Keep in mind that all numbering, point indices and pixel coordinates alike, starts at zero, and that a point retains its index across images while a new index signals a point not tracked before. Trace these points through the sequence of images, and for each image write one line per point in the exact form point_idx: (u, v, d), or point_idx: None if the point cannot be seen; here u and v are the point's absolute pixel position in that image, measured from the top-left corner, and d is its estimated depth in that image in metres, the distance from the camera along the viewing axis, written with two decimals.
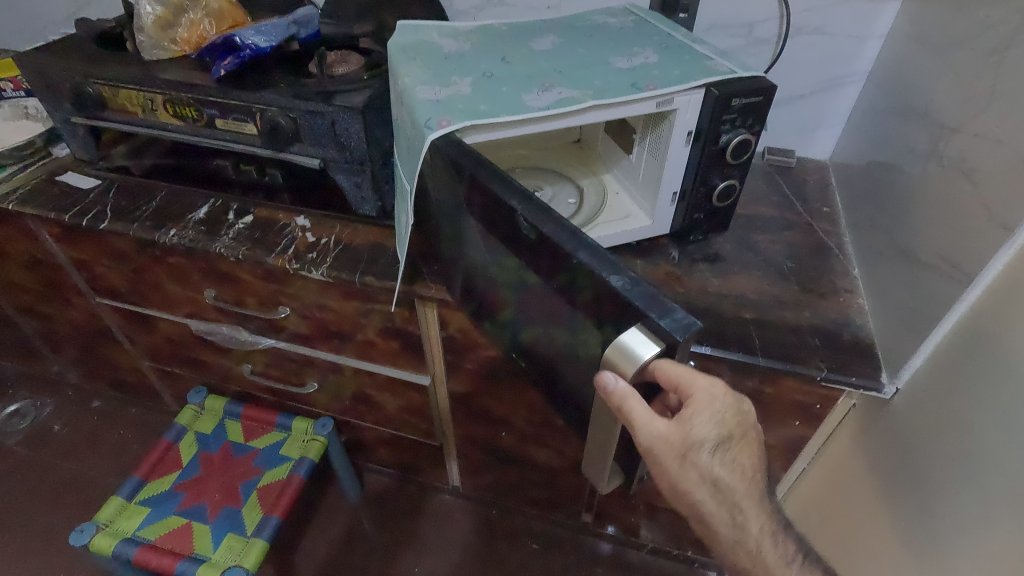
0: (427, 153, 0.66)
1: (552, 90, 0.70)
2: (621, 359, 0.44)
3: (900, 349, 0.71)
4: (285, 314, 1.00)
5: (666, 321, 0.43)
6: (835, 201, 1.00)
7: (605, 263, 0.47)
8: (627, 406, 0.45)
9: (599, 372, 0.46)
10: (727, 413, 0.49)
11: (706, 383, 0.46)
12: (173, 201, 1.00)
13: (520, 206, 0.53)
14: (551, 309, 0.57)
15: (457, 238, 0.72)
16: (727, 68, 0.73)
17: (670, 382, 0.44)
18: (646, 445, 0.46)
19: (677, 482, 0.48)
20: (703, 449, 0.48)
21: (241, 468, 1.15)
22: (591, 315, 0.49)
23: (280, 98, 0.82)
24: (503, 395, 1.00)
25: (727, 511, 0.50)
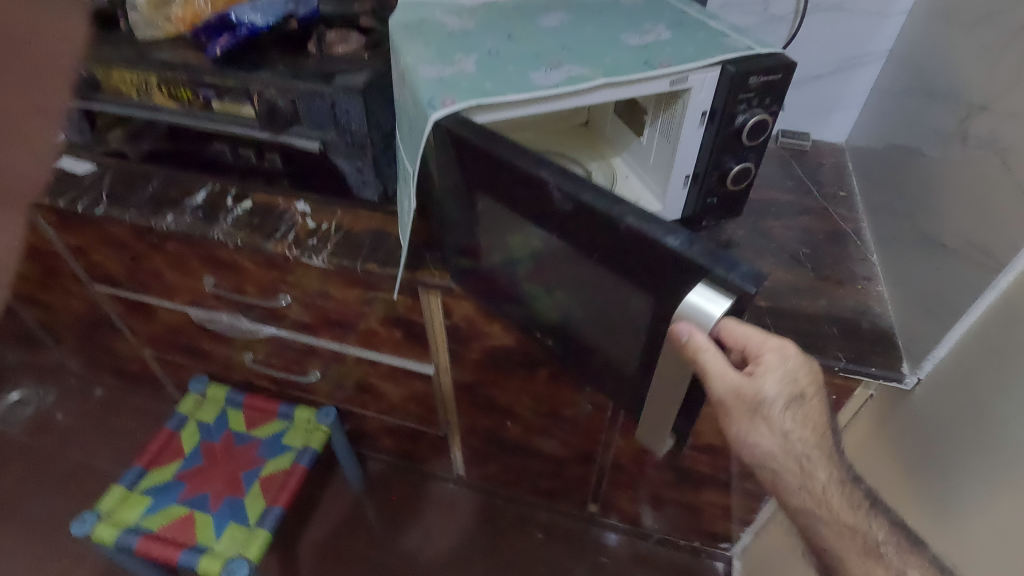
0: (431, 135, 0.63)
1: (561, 68, 0.66)
2: (695, 317, 0.49)
3: (922, 338, 0.68)
4: (286, 302, 0.98)
5: (734, 273, 0.47)
6: (852, 185, 0.97)
7: (658, 226, 0.51)
8: (702, 358, 0.49)
9: (673, 324, 0.50)
10: (793, 372, 0.54)
11: (771, 342, 0.52)
12: (170, 186, 0.97)
13: (553, 178, 0.56)
14: (600, 281, 0.61)
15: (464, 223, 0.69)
16: (743, 45, 0.70)
17: (740, 338, 0.50)
18: (720, 395, 0.51)
19: (746, 435, 0.53)
20: (773, 403, 0.52)
21: (244, 458, 1.14)
22: (647, 282, 0.54)
23: (277, 78, 0.79)
24: (509, 385, 0.97)
25: (794, 463, 0.52)
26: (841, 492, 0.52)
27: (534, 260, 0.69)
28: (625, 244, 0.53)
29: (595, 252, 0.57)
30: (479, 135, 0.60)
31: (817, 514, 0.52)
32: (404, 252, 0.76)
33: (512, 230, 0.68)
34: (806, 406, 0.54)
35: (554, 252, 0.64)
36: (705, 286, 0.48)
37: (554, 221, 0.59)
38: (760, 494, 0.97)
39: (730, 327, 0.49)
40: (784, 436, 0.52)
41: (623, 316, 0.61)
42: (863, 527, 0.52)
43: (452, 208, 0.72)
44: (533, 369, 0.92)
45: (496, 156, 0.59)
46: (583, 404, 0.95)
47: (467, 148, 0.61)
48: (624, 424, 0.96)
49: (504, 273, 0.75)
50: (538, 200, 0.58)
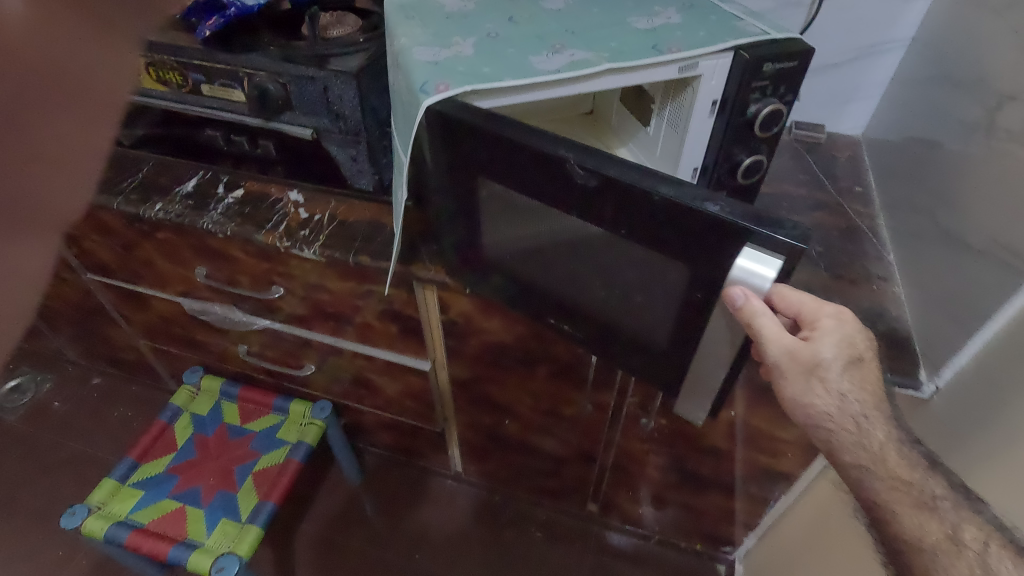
0: (424, 121, 0.60)
1: (564, 51, 0.63)
2: (748, 281, 0.50)
3: (942, 343, 0.65)
4: (279, 294, 0.95)
5: (774, 236, 0.47)
6: (869, 180, 0.93)
7: (693, 196, 0.51)
8: (757, 321, 0.50)
9: (726, 290, 0.51)
10: (852, 336, 0.54)
11: (826, 309, 0.55)
12: (161, 173, 0.94)
13: (571, 155, 0.55)
14: (626, 254, 0.60)
15: None
16: (758, 30, 0.66)
17: (792, 302, 0.55)
18: (775, 356, 0.52)
19: (801, 397, 0.53)
20: (831, 365, 0.53)
21: (237, 451, 1.12)
22: (684, 248, 0.53)
23: (268, 61, 0.76)
24: (507, 381, 0.94)
25: (850, 422, 0.52)
26: (899, 450, 0.51)
27: (548, 245, 0.67)
28: (655, 213, 0.53)
29: (621, 227, 0.56)
30: (476, 123, 0.57)
31: (871, 470, 0.51)
32: (396, 254, 0.73)
33: (524, 219, 0.66)
34: (863, 368, 0.54)
35: (575, 228, 0.61)
36: (752, 247, 0.48)
37: (576, 195, 0.57)
38: (764, 498, 0.94)
39: (783, 294, 0.54)
40: (840, 395, 0.52)
41: (648, 281, 0.61)
42: (919, 481, 0.49)
43: (451, 198, 0.69)
44: (532, 366, 0.89)
45: (505, 137, 0.56)
46: (583, 403, 0.92)
47: (468, 134, 0.58)
48: (626, 423, 0.93)
49: (511, 262, 0.72)
50: (556, 180, 0.57)
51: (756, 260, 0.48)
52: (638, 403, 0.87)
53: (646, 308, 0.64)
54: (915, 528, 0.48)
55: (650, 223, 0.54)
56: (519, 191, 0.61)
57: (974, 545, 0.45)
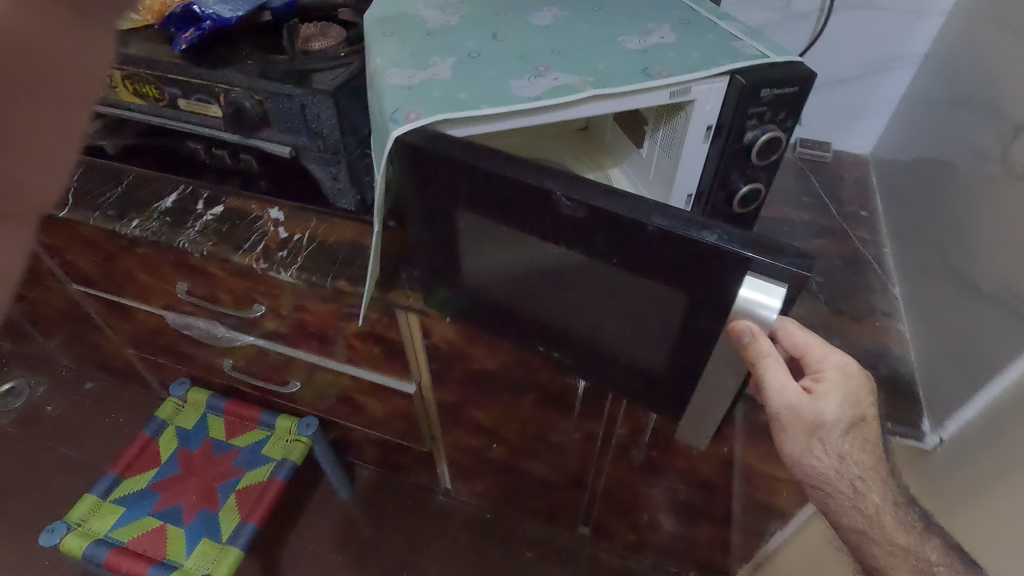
0: (394, 151, 0.56)
1: (546, 75, 0.59)
2: (755, 315, 0.46)
3: (945, 391, 0.61)
4: (261, 312, 0.93)
5: (773, 261, 0.45)
6: (876, 204, 0.88)
7: (690, 223, 0.48)
8: (762, 363, 0.47)
9: (732, 321, 0.47)
10: (859, 392, 0.51)
11: (832, 356, 0.52)
12: (141, 186, 0.91)
13: (558, 188, 0.51)
14: (615, 289, 0.57)
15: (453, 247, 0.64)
16: (756, 53, 0.62)
17: (796, 343, 0.52)
18: (775, 411, 0.49)
19: (800, 456, 0.50)
20: (833, 428, 0.50)
21: (221, 467, 1.10)
22: (684, 281, 0.50)
23: (244, 77, 0.73)
24: (493, 407, 0.91)
25: (848, 487, 0.50)
26: (895, 514, 0.50)
27: (535, 275, 0.63)
28: (646, 244, 0.50)
29: (613, 257, 0.53)
30: (447, 152, 0.53)
31: (868, 534, 0.50)
32: (367, 292, 0.69)
33: (508, 247, 0.62)
34: (862, 430, 0.51)
35: (563, 257, 0.57)
36: (753, 278, 0.46)
37: (561, 226, 0.53)
38: (759, 536, 0.90)
39: (788, 329, 0.52)
40: (839, 458, 0.50)
41: (641, 308, 0.57)
42: (915, 546, 0.49)
43: (428, 226, 0.65)
44: (518, 394, 0.86)
45: (483, 168, 0.53)
46: (572, 432, 0.89)
47: (442, 163, 0.55)
48: (615, 453, 0.89)
49: (496, 292, 0.69)
50: (540, 210, 0.53)
51: (760, 291, 0.45)
52: (627, 435, 0.84)
53: (652, 336, 0.59)
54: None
55: (643, 257, 0.51)
56: (497, 221, 0.58)
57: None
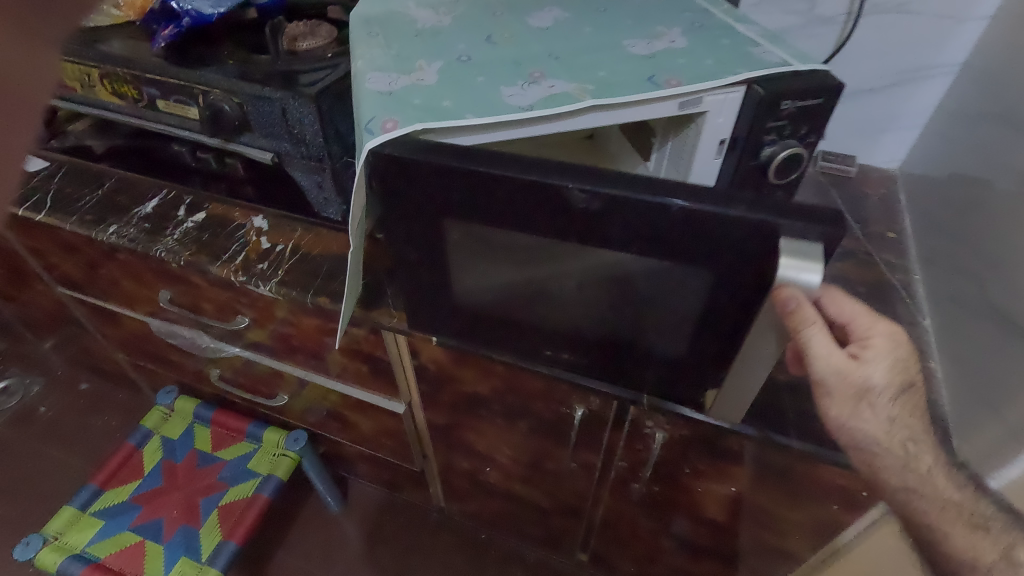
0: (366, 167, 0.50)
1: (541, 82, 0.53)
2: (802, 283, 0.43)
3: (976, 437, 0.53)
4: (244, 324, 0.88)
5: (806, 220, 0.43)
6: (905, 226, 0.81)
7: (715, 198, 0.45)
8: (805, 332, 0.44)
9: (776, 290, 0.44)
10: (906, 360, 0.48)
11: (880, 325, 0.48)
12: (121, 191, 0.87)
13: (568, 180, 0.46)
14: (627, 284, 0.54)
15: (451, 258, 0.58)
16: (776, 60, 0.56)
17: (841, 311, 0.49)
18: (819, 378, 0.46)
19: (847, 421, 0.47)
20: (882, 393, 0.46)
21: (205, 481, 1.07)
22: (707, 264, 0.48)
23: (222, 78, 0.68)
24: (486, 431, 0.86)
25: (899, 450, 0.46)
26: (947, 474, 0.46)
27: (539, 291, 0.59)
28: (665, 229, 0.46)
29: (630, 245, 0.49)
30: (431, 161, 0.48)
31: (917, 491, 0.45)
32: (343, 327, 0.61)
33: (505, 258, 0.57)
34: (910, 395, 0.47)
35: (582, 262, 0.54)
36: (789, 242, 0.43)
37: (573, 223, 0.49)
38: None
39: (832, 295, 0.49)
40: (890, 420, 0.46)
41: (655, 299, 0.54)
42: (969, 502, 0.45)
43: (410, 246, 0.58)
44: (511, 420, 0.80)
45: (477, 172, 0.48)
46: (568, 461, 0.83)
47: (426, 172, 0.49)
48: (614, 484, 0.83)
49: (487, 313, 0.63)
50: (547, 214, 0.49)
51: (800, 257, 0.43)
52: (627, 467, 0.78)
53: (671, 325, 0.56)
54: (967, 546, 0.43)
55: (660, 242, 0.47)
56: (494, 229, 0.53)
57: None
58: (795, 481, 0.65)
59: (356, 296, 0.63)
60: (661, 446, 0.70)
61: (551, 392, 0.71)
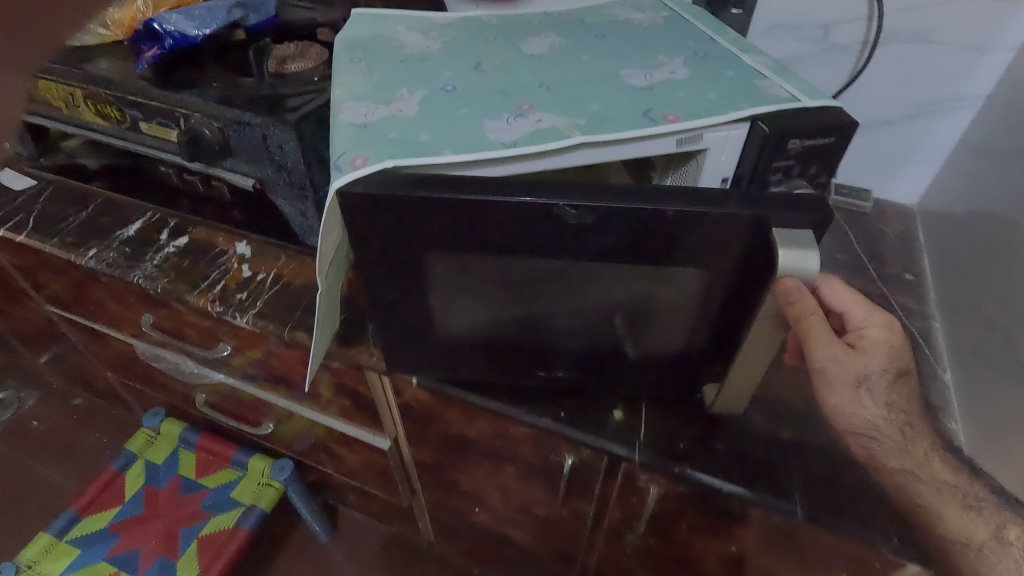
0: (335, 207, 0.46)
1: (529, 115, 0.50)
2: (803, 272, 0.42)
3: (988, 438, 0.55)
4: (227, 351, 0.86)
5: (796, 210, 0.42)
6: (924, 268, 0.76)
7: (706, 198, 0.43)
8: (803, 322, 0.44)
9: (777, 283, 0.43)
10: (899, 348, 0.48)
11: (876, 315, 0.48)
12: (106, 212, 0.84)
13: (558, 198, 0.43)
14: (613, 296, 0.51)
15: (431, 301, 0.54)
16: (784, 94, 0.52)
17: (838, 300, 0.49)
18: (818, 367, 0.46)
19: (846, 409, 0.47)
20: (878, 378, 0.47)
21: (186, 510, 1.03)
22: (705, 268, 0.46)
23: (203, 102, 0.65)
24: (473, 471, 0.81)
25: (898, 432, 0.47)
26: (941, 457, 0.48)
27: (527, 329, 0.56)
28: (658, 231, 0.44)
29: (626, 255, 0.46)
30: (409, 192, 0.44)
31: (915, 474, 0.47)
32: (311, 374, 0.57)
33: (490, 292, 0.53)
34: (902, 382, 0.48)
35: (579, 283, 0.50)
36: (781, 232, 0.42)
37: (565, 240, 0.46)
38: None
39: (830, 282, 0.49)
40: (886, 407, 0.47)
41: (647, 310, 0.52)
42: (962, 483, 0.47)
43: (388, 285, 0.53)
44: (498, 463, 0.76)
45: (459, 200, 0.44)
46: (558, 508, 0.78)
47: (402, 203, 0.45)
48: (607, 534, 0.78)
49: (470, 357, 0.59)
50: (539, 234, 0.45)
51: (797, 245, 0.42)
52: (621, 518, 0.72)
53: (665, 330, 0.53)
54: (958, 527, 0.46)
55: (658, 247, 0.45)
56: (479, 257, 0.49)
57: (1018, 545, 0.45)
58: (799, 547, 0.60)
59: (324, 344, 0.58)
60: (656, 502, 0.65)
61: (539, 439, 0.66)
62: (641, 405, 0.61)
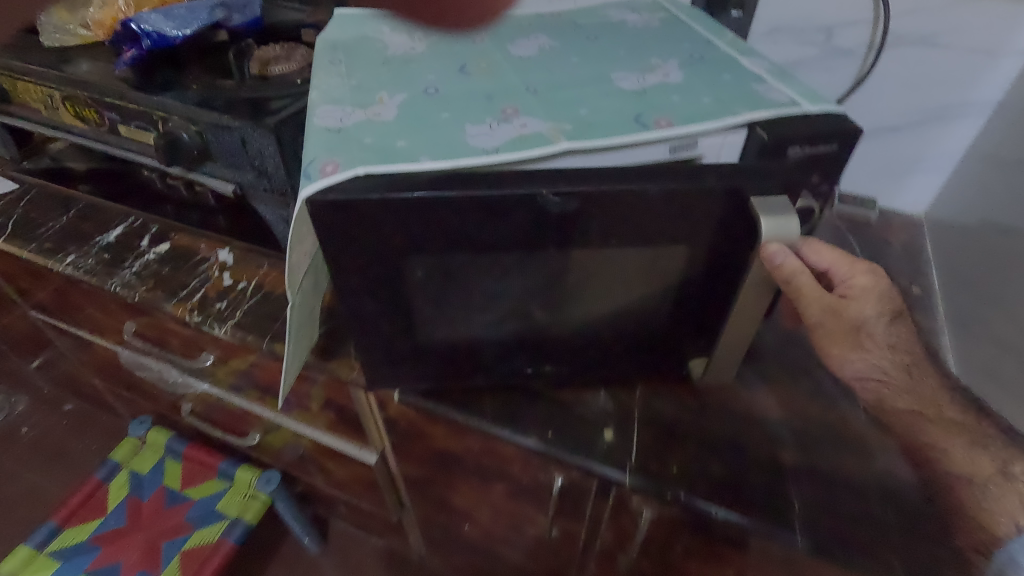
0: (304, 217, 0.44)
1: (514, 120, 0.47)
2: (786, 237, 0.44)
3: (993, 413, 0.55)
4: (210, 361, 0.83)
5: (762, 179, 0.44)
6: (932, 281, 0.73)
7: (684, 175, 0.44)
8: (795, 280, 0.45)
9: (762, 250, 0.45)
10: (887, 292, 0.50)
11: (858, 266, 0.49)
12: (87, 218, 0.82)
13: (544, 188, 0.42)
14: (597, 282, 0.51)
15: (409, 318, 0.51)
16: (783, 99, 0.49)
17: (820, 259, 0.49)
18: (814, 321, 0.48)
19: (850, 354, 0.48)
20: (876, 321, 0.49)
21: (171, 522, 1.01)
22: (689, 246, 0.47)
23: (180, 104, 0.63)
24: (461, 488, 0.78)
25: (905, 371, 0.49)
26: (950, 397, 0.49)
27: (512, 334, 0.54)
28: (640, 213, 0.44)
29: (611, 237, 0.46)
30: (382, 195, 0.41)
31: (923, 414, 0.48)
32: (283, 393, 0.55)
33: (473, 300, 0.51)
34: (899, 321, 0.50)
35: (563, 276, 0.50)
36: (759, 200, 0.44)
37: (552, 231, 0.45)
38: None
39: (812, 244, 0.48)
40: (890, 348, 0.49)
41: (634, 292, 0.52)
42: (970, 422, 0.48)
43: (368, 297, 0.49)
44: (487, 481, 0.73)
45: (441, 202, 0.42)
46: (549, 527, 0.75)
47: (376, 209, 0.42)
48: (600, 556, 0.75)
49: (453, 369, 0.56)
50: (524, 227, 0.45)
51: (777, 213, 0.44)
52: (614, 540, 0.69)
53: (648, 312, 0.53)
54: (965, 461, 0.47)
55: (642, 228, 0.45)
56: (460, 259, 0.47)
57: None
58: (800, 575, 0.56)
59: (299, 358, 0.57)
60: (651, 526, 0.61)
61: (527, 459, 0.63)
62: (635, 415, 0.59)
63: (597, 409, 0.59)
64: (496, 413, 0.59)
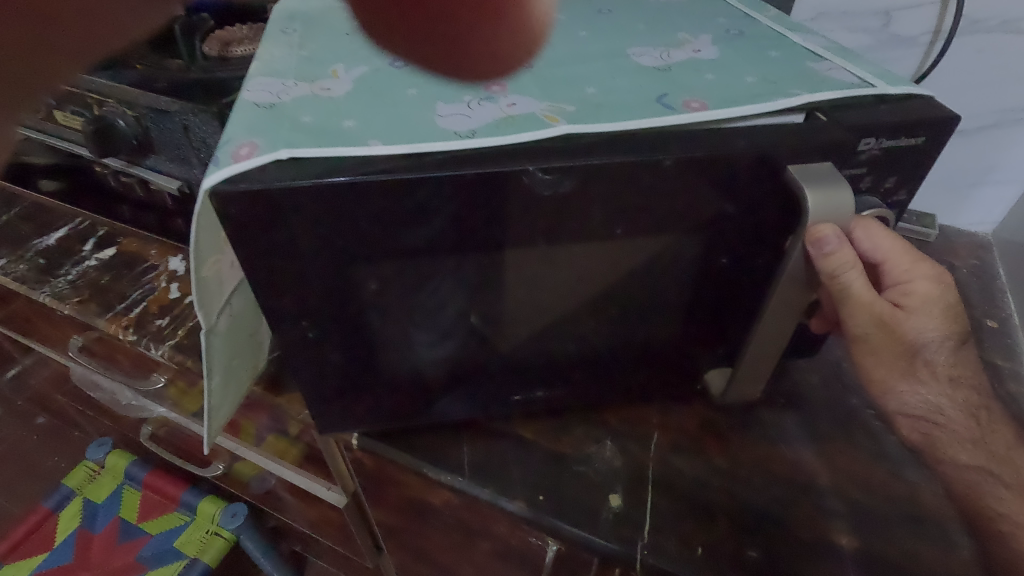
0: (210, 215, 0.33)
1: (500, 98, 0.37)
2: (839, 217, 0.33)
3: None
4: (161, 383, 0.73)
5: (810, 138, 0.34)
6: (1009, 314, 0.61)
7: (713, 144, 0.34)
8: (844, 275, 0.34)
9: (808, 233, 0.34)
10: (957, 304, 0.37)
11: (922, 265, 0.37)
12: (30, 218, 0.73)
13: (531, 163, 0.32)
14: (595, 291, 0.40)
15: (354, 350, 0.40)
16: (850, 79, 0.39)
17: (876, 249, 0.36)
18: (861, 332, 0.36)
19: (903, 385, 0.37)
20: (940, 346, 0.37)
21: (123, 560, 0.91)
22: (709, 240, 0.37)
23: (115, 86, 0.53)
24: (441, 542, 0.66)
25: (978, 419, 0.38)
26: None
27: (493, 361, 0.43)
28: (654, 195, 0.34)
29: (616, 227, 0.35)
30: (311, 180, 0.31)
31: (993, 473, 0.37)
32: (211, 432, 0.44)
33: (440, 321, 0.41)
34: (967, 349, 0.39)
35: (551, 282, 0.39)
36: (800, 169, 0.34)
37: (539, 220, 0.34)
38: None
39: (869, 227, 0.35)
40: (950, 382, 0.37)
41: (642, 302, 0.41)
42: None
43: (302, 319, 0.38)
44: (468, 537, 0.61)
45: (393, 184, 0.31)
46: None
47: (306, 202, 0.32)
48: None
49: (419, 407, 0.46)
50: (499, 218, 0.34)
51: (826, 186, 0.33)
52: None
53: (652, 325, 0.42)
54: None
55: (655, 218, 0.35)
56: (420, 267, 0.36)
57: None
58: None
59: (238, 389, 0.46)
60: None
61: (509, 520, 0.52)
62: (648, 476, 0.47)
63: (603, 465, 0.48)
64: (475, 461, 0.49)
